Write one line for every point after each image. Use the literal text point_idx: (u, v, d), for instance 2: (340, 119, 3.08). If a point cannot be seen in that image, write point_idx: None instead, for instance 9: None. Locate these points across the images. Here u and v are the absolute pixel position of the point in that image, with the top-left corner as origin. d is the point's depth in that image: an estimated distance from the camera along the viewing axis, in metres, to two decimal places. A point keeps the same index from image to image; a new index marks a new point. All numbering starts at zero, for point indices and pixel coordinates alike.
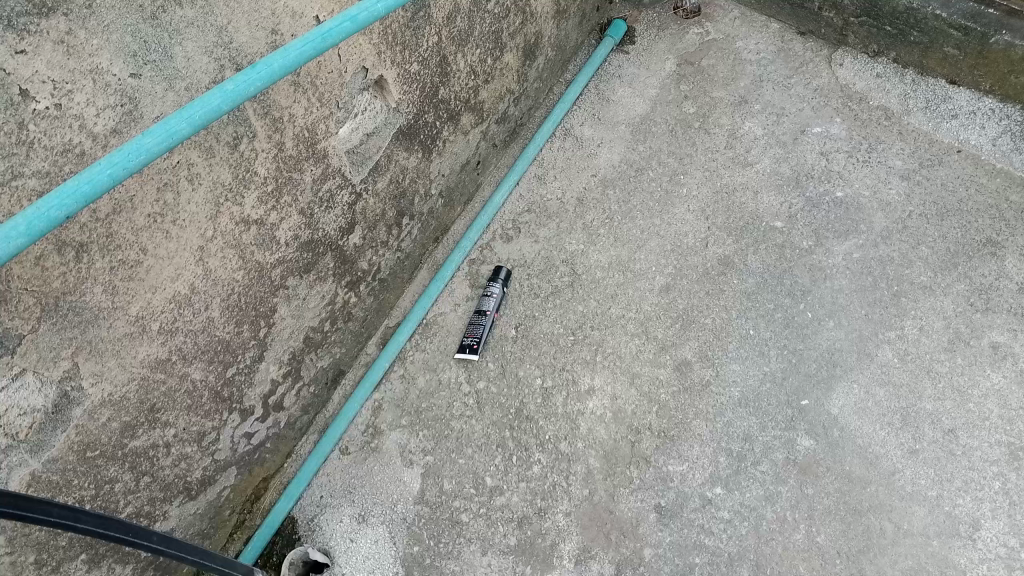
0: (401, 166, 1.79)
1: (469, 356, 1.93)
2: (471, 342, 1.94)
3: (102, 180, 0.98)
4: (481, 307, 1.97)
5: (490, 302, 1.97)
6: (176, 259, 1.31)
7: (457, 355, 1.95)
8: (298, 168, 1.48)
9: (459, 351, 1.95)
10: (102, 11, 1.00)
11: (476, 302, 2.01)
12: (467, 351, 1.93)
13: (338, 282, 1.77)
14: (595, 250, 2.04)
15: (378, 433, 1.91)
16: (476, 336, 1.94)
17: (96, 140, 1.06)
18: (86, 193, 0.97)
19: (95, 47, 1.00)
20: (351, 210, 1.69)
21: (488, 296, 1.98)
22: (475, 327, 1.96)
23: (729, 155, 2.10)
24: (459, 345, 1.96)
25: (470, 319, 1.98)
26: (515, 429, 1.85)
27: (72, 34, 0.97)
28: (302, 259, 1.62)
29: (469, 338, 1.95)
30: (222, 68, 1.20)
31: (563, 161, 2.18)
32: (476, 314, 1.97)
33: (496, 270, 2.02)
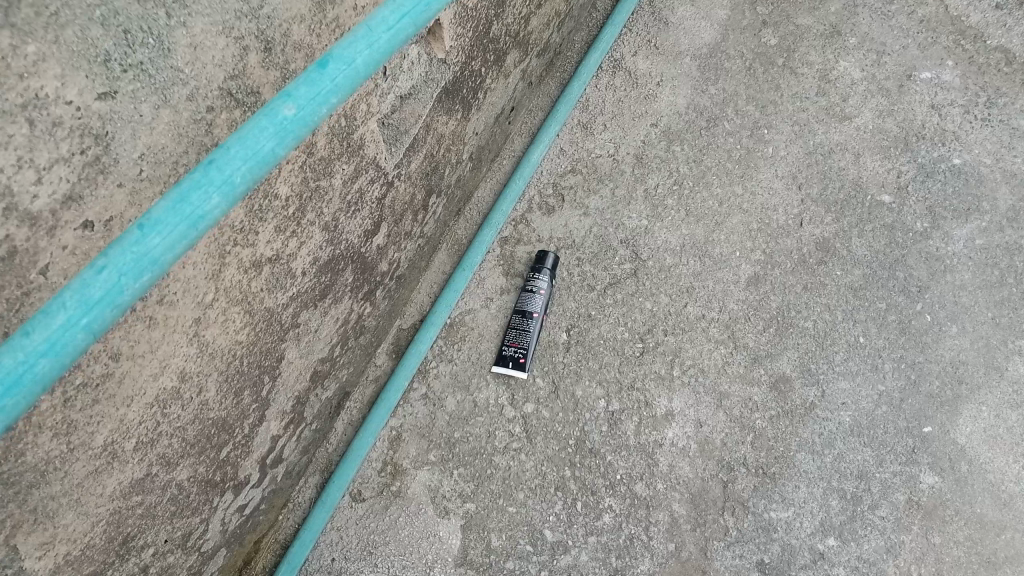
0: (439, 134, 1.28)
1: (512, 372, 1.51)
2: (515, 354, 1.51)
3: (70, 339, 0.52)
4: (525, 305, 1.53)
5: (536, 299, 1.53)
6: (162, 349, 0.82)
7: (495, 368, 1.52)
8: (328, 172, 0.97)
9: (499, 364, 1.52)
10: None
11: (517, 296, 1.56)
12: (510, 366, 1.51)
13: (356, 298, 1.28)
14: (663, 228, 1.60)
15: (399, 474, 1.48)
16: (521, 347, 1.51)
17: (39, 225, 0.59)
18: (42, 372, 0.51)
19: (35, 59, 0.56)
20: (380, 206, 1.19)
21: (533, 291, 1.53)
22: (518, 334, 1.52)
23: (822, 104, 1.71)
24: (498, 354, 1.53)
25: (511, 320, 1.54)
26: (577, 466, 1.48)
27: None
28: (318, 285, 1.12)
29: (512, 348, 1.52)
30: (245, 52, 0.73)
31: (614, 106, 1.71)
32: (518, 315, 1.53)
33: (540, 254, 1.56)
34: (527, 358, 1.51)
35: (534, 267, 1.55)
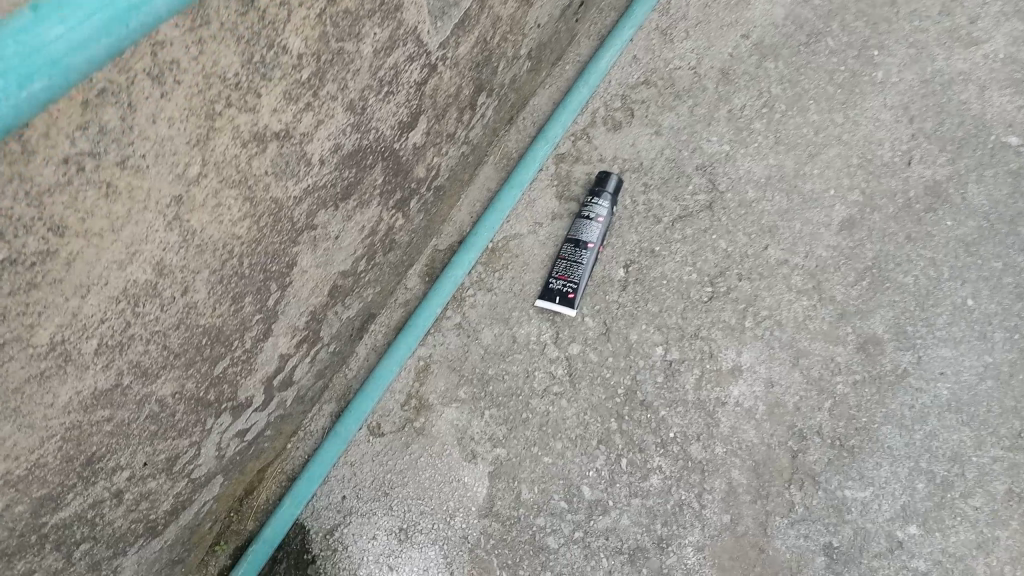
0: (495, 16, 1.07)
1: (559, 309, 1.32)
2: (564, 289, 1.32)
3: None
4: (580, 234, 1.33)
5: (594, 228, 1.32)
6: (127, 228, 0.65)
7: (540, 303, 1.34)
8: (354, 33, 0.78)
9: (544, 298, 1.34)
10: None
11: (572, 223, 1.36)
12: (558, 302, 1.33)
13: (386, 204, 1.10)
14: (746, 155, 1.38)
15: (424, 410, 1.32)
16: (572, 281, 1.32)
17: None
18: None
19: None
20: (419, 93, 1.00)
21: (591, 218, 1.33)
22: (568, 266, 1.33)
23: (946, 25, 1.44)
24: (544, 287, 1.34)
25: (562, 250, 1.34)
26: (625, 419, 1.30)
27: None
28: (338, 179, 0.93)
29: (562, 281, 1.33)
30: None
31: (700, 12, 1.48)
32: (572, 245, 1.33)
33: (603, 176, 1.34)
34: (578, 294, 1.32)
35: (594, 191, 1.34)
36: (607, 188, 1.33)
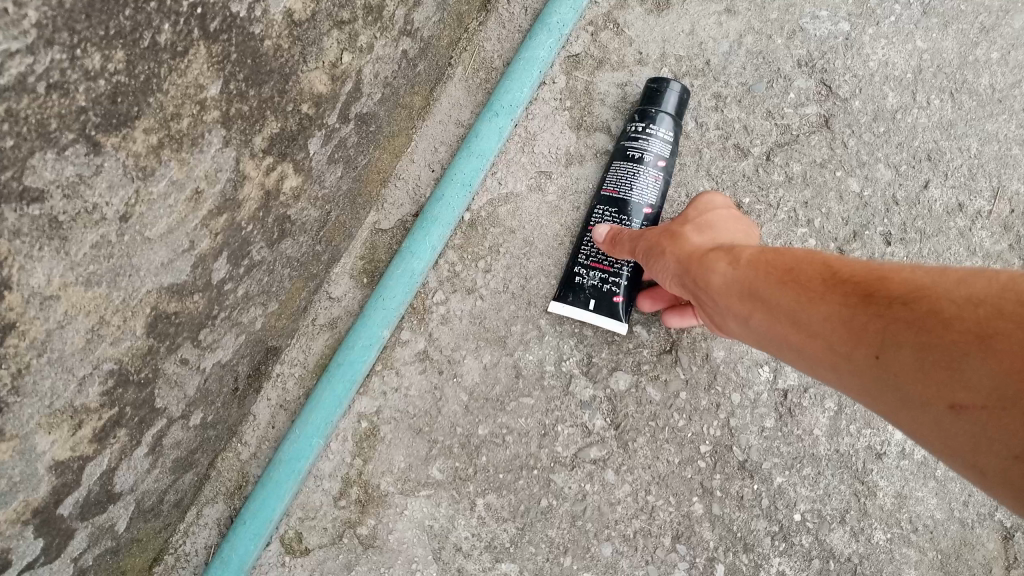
0: None
1: (594, 320, 0.76)
2: (603, 285, 0.75)
3: None
4: (623, 190, 0.77)
5: (648, 180, 0.76)
6: None
7: (558, 309, 0.77)
8: None
9: (566, 301, 0.77)
10: None
11: (607, 173, 0.80)
12: (593, 309, 0.76)
13: (245, 142, 0.54)
14: (878, 37, 0.84)
15: (373, 504, 0.76)
16: (617, 273, 0.75)
17: None
18: None
19: None
20: None
21: (642, 163, 0.76)
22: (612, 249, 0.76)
23: None
24: (566, 282, 0.77)
25: (595, 221, 0.78)
26: (717, 498, 0.74)
27: None
28: (69, 65, 0.38)
29: (599, 272, 0.76)
30: None
31: None
32: (611, 211, 0.77)
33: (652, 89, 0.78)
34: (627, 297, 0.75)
35: (641, 113, 0.78)
36: (665, 107, 0.77)
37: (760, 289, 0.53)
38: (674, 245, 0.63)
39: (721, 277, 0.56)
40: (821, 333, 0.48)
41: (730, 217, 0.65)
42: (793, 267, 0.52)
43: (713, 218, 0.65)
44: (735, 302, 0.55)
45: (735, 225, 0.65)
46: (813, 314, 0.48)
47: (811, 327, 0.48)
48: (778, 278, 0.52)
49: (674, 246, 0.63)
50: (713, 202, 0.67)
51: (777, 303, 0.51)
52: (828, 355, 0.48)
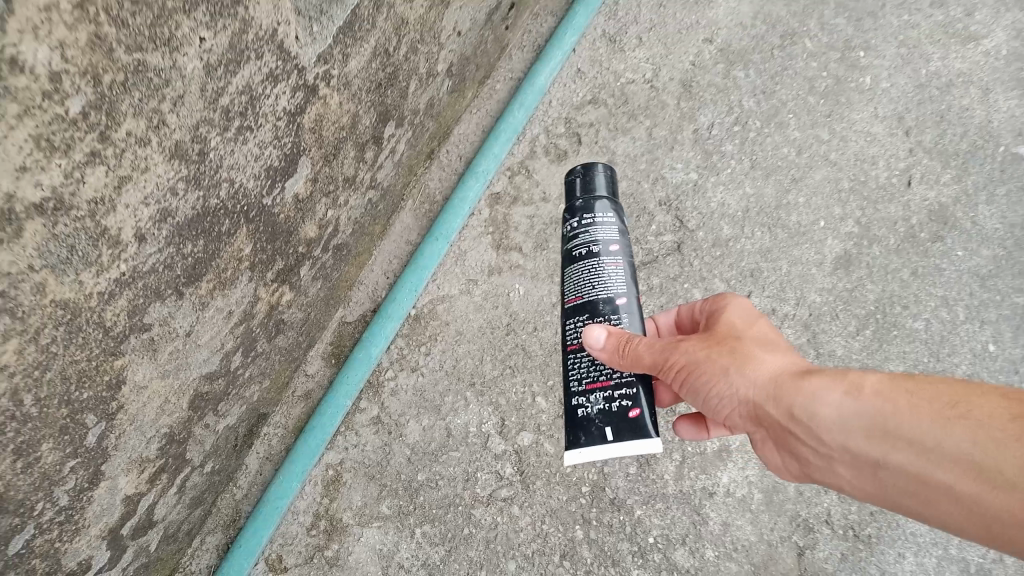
0: (395, 16, 0.78)
1: (624, 449, 0.72)
2: (614, 407, 0.74)
3: None
4: (589, 292, 0.78)
5: (611, 270, 0.78)
6: None
7: (579, 454, 0.73)
8: (161, 38, 0.49)
9: (588, 439, 0.74)
10: None
11: (567, 286, 0.81)
12: (614, 436, 0.73)
13: (262, 278, 0.80)
14: (717, 184, 1.13)
15: (336, 533, 1.00)
16: (616, 384, 0.74)
17: None
18: None
19: None
20: (295, 125, 0.70)
21: (597, 258, 0.78)
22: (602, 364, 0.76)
23: (939, 16, 1.21)
24: (573, 425, 0.75)
25: (572, 330, 0.78)
26: (593, 525, 1.01)
27: None
28: (177, 255, 0.64)
29: (600, 393, 0.75)
30: None
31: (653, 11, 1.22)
32: (583, 317, 0.78)
33: (574, 179, 0.85)
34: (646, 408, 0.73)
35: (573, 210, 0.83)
36: (593, 194, 0.83)
37: (888, 418, 0.58)
38: (759, 365, 0.67)
39: (834, 406, 0.61)
40: (979, 462, 0.54)
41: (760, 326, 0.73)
42: (913, 395, 0.59)
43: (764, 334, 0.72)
44: (858, 433, 0.60)
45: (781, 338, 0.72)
46: (962, 443, 0.54)
47: (962, 455, 0.54)
48: (906, 408, 0.58)
49: (760, 365, 0.67)
50: (749, 312, 0.75)
51: (917, 431, 0.57)
52: (987, 481, 0.53)
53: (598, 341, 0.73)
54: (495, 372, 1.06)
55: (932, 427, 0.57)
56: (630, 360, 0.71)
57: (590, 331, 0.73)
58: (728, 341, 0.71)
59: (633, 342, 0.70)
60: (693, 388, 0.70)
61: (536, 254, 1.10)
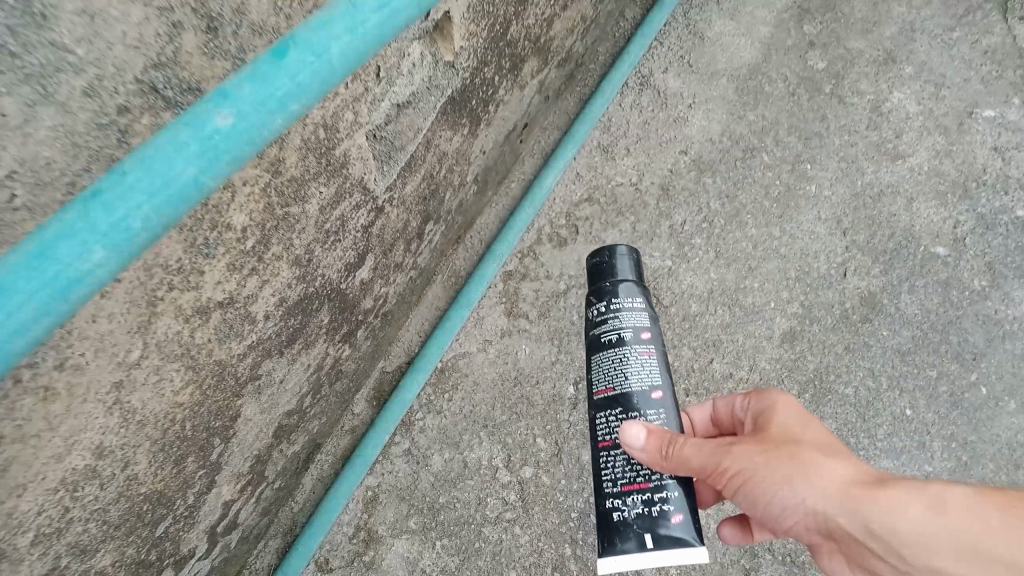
0: (440, 153, 1.06)
1: (667, 556, 0.71)
2: (651, 510, 0.73)
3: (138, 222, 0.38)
4: (622, 382, 0.80)
5: (643, 359, 0.81)
6: (71, 423, 0.63)
7: (616, 561, 0.73)
8: (300, 196, 0.77)
9: (624, 546, 0.73)
10: None
11: (595, 374, 0.83)
12: (652, 544, 0.72)
13: (333, 340, 1.07)
14: (688, 270, 1.40)
15: (373, 541, 1.26)
16: (654, 486, 0.75)
17: None
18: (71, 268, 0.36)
19: None
20: (367, 235, 0.97)
21: (629, 346, 0.81)
22: (638, 469, 0.76)
23: (872, 139, 1.49)
24: (607, 527, 0.75)
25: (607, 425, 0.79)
26: (580, 544, 1.24)
27: None
28: (285, 327, 0.90)
29: (637, 497, 0.75)
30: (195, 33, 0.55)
31: (641, 129, 1.51)
32: (618, 411, 0.79)
33: (599, 261, 0.90)
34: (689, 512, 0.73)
35: (596, 292, 0.88)
36: (614, 272, 0.88)
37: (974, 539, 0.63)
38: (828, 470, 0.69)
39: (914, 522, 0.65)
40: None
41: (814, 421, 0.77)
42: (983, 512, 0.64)
43: (813, 433, 0.75)
44: (942, 552, 0.64)
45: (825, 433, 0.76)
46: None
47: None
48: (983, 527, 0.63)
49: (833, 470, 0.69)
50: (796, 412, 0.78)
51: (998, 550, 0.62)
52: None
53: (637, 439, 0.73)
54: (504, 416, 1.32)
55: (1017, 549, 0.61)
56: (673, 462, 0.71)
57: (629, 428, 0.73)
58: (789, 446, 0.72)
59: (677, 443, 0.71)
60: (746, 491, 0.72)
61: (540, 321, 1.38)
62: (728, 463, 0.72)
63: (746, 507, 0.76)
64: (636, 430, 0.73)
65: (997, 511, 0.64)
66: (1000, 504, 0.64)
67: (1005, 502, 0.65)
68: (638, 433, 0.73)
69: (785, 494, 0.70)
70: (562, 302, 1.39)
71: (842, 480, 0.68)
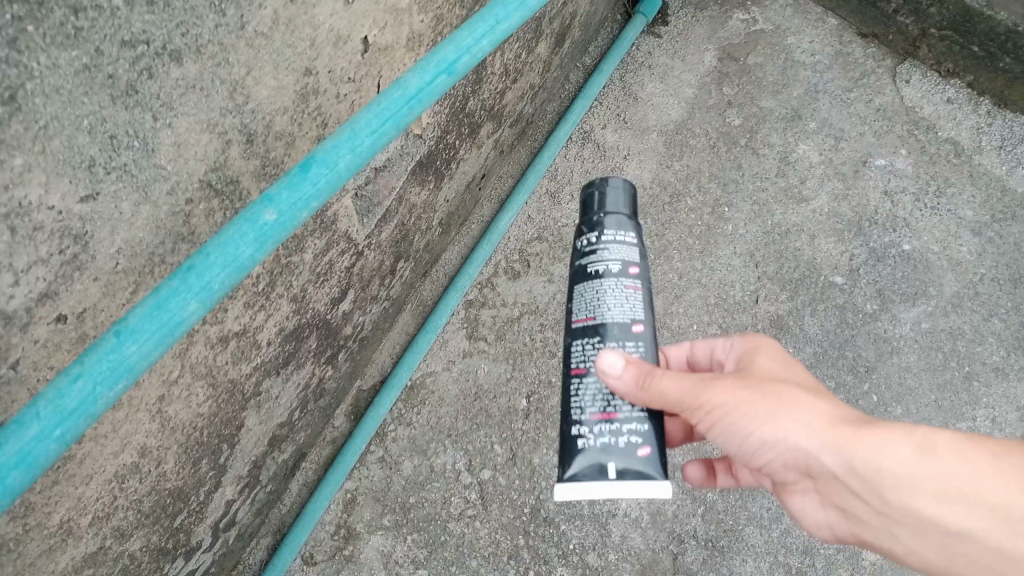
0: (410, 204, 1.27)
1: (630, 488, 0.77)
2: (617, 439, 0.80)
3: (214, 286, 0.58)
4: (602, 312, 0.84)
5: (627, 293, 0.84)
6: (126, 427, 0.82)
7: (581, 487, 0.78)
8: (300, 248, 0.97)
9: (591, 476, 0.78)
10: (37, 99, 0.53)
11: (576, 301, 0.87)
12: (616, 474, 0.78)
13: (318, 362, 1.26)
14: None
15: (352, 537, 1.45)
16: (621, 419, 0.81)
17: (54, 318, 0.61)
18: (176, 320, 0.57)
19: (21, 169, 0.54)
20: (349, 274, 1.17)
21: (612, 277, 0.85)
22: (608, 407, 0.81)
23: (781, 185, 1.74)
24: (570, 455, 0.80)
25: (581, 348, 0.84)
26: (532, 535, 1.46)
27: (45, 198, 0.56)
28: (283, 352, 1.10)
29: (605, 428, 0.81)
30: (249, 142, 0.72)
31: (583, 176, 1.74)
32: (593, 337, 0.84)
33: (591, 191, 0.91)
34: (653, 447, 0.80)
35: (587, 220, 0.90)
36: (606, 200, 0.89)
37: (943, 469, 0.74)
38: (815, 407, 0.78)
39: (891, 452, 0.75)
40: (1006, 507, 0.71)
41: (796, 368, 0.87)
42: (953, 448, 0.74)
43: (796, 377, 0.85)
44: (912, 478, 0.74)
45: (804, 376, 0.86)
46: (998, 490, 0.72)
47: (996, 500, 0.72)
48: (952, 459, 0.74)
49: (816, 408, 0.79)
50: (780, 359, 0.89)
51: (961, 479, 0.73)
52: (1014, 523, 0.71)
53: (614, 367, 0.79)
54: (465, 427, 1.53)
55: (979, 480, 0.73)
56: (651, 394, 0.79)
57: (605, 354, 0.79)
58: (779, 385, 0.81)
59: (656, 375, 0.78)
60: (728, 419, 0.81)
61: (496, 343, 1.59)
62: (711, 396, 0.80)
63: (728, 438, 0.84)
64: (611, 356, 0.79)
65: (974, 450, 0.74)
66: (977, 445, 0.75)
67: (978, 443, 0.75)
68: (615, 359, 0.79)
69: (770, 425, 0.79)
70: (515, 326, 1.61)
71: (829, 419, 0.78)
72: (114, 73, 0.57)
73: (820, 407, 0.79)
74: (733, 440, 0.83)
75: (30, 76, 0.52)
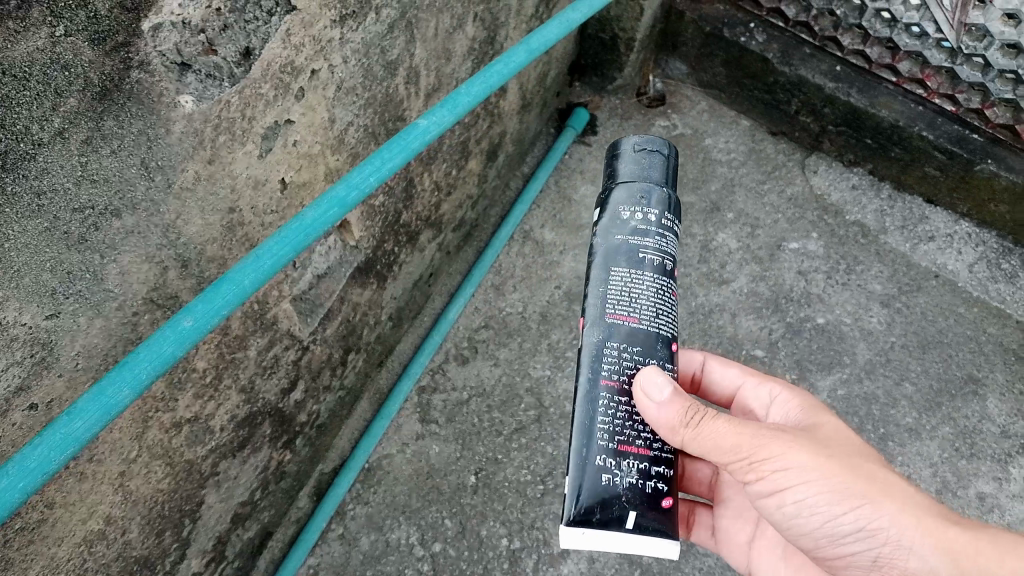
0: (354, 303, 1.46)
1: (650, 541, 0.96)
2: (648, 484, 0.97)
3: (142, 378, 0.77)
4: (649, 312, 1.03)
5: (668, 298, 1.06)
6: (91, 496, 0.99)
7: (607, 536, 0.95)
8: (243, 346, 1.16)
9: (620, 521, 0.95)
10: (11, 254, 0.74)
11: (620, 296, 1.03)
12: (641, 526, 0.96)
13: (275, 446, 1.43)
14: (563, 377, 1.80)
15: None
16: (650, 458, 0.98)
17: (26, 406, 0.80)
18: (109, 405, 0.75)
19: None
20: (296, 366, 1.36)
21: (659, 280, 1.05)
22: (642, 450, 0.98)
23: (703, 270, 1.93)
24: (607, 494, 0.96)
25: (625, 346, 1.01)
26: None
27: (22, 321, 0.77)
28: (236, 436, 1.28)
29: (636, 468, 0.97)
30: (184, 266, 0.92)
31: (524, 270, 1.94)
32: (638, 339, 1.02)
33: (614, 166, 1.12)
34: (671, 500, 0.99)
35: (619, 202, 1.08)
36: (638, 190, 1.08)
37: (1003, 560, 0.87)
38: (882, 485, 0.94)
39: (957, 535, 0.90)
40: None
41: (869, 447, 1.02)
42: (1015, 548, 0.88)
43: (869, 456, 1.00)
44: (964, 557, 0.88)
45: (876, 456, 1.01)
46: None
47: None
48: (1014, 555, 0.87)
49: (885, 487, 0.94)
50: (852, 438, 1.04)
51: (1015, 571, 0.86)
52: None
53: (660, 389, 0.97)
54: (419, 503, 1.67)
55: None
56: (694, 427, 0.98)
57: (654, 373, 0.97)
58: (857, 464, 0.97)
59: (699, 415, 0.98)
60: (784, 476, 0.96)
61: (447, 424, 1.75)
62: (773, 451, 0.97)
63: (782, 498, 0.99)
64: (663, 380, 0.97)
65: None
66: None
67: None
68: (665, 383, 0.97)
69: (830, 484, 0.95)
70: (464, 408, 1.77)
71: (917, 508, 0.93)
72: (70, 229, 0.78)
73: (904, 494, 0.94)
74: (820, 517, 0.97)
75: (6, 238, 0.74)
